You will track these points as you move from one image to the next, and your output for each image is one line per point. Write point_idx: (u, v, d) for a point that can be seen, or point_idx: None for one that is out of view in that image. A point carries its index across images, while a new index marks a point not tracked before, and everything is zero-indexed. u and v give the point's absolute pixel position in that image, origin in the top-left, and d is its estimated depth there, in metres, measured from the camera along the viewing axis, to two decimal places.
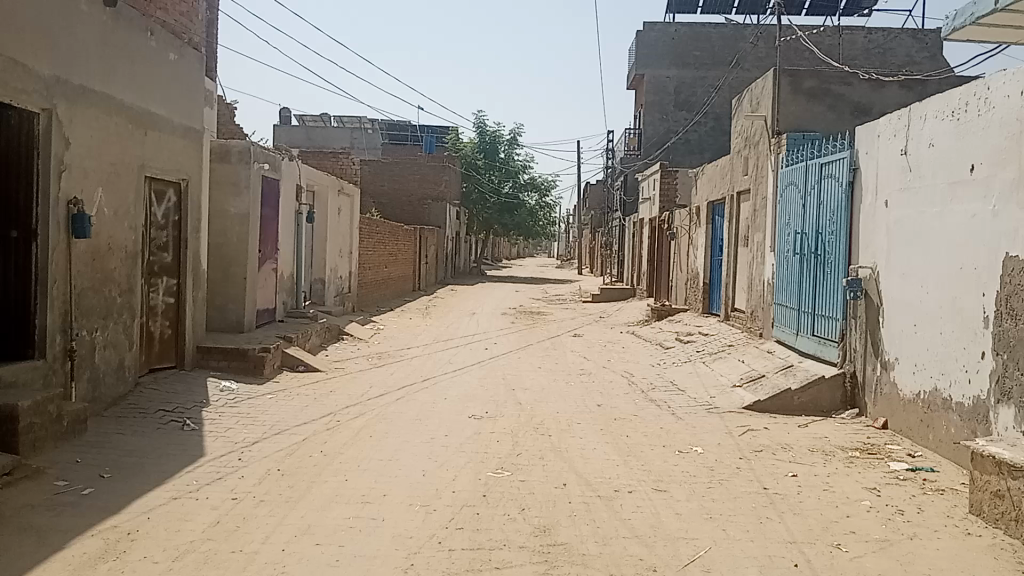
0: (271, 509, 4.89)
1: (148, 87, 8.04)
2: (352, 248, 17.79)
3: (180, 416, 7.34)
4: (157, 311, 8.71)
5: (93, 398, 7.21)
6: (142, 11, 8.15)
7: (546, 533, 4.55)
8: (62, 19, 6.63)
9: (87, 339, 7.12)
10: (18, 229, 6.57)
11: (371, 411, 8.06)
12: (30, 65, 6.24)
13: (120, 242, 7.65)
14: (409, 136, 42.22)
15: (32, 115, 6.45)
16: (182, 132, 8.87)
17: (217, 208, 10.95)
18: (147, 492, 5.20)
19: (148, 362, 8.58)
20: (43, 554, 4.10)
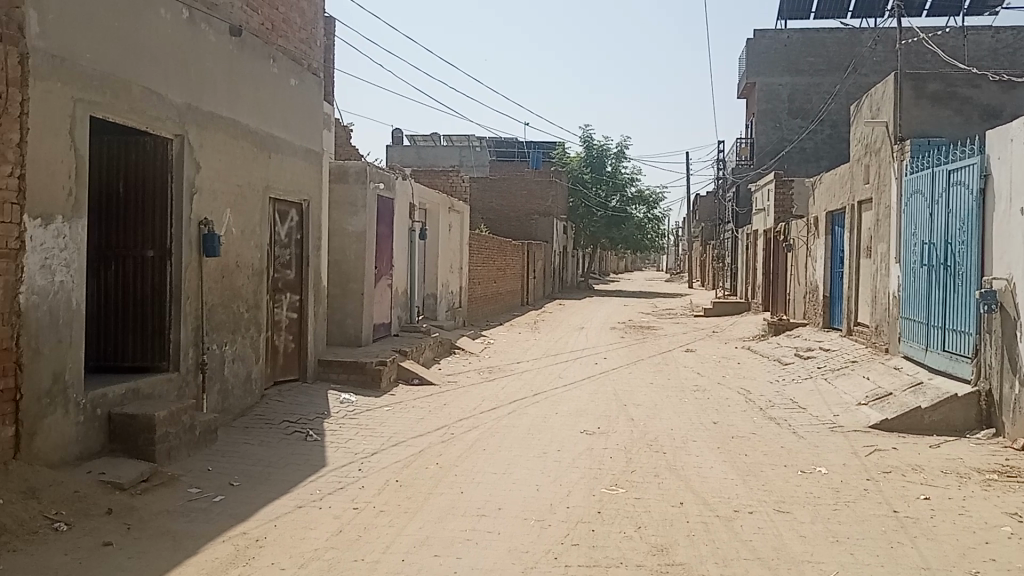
0: (391, 519, 5.00)
1: (271, 113, 8.43)
2: (463, 263, 18.10)
3: (303, 427, 7.61)
4: (281, 325, 9.09)
5: (223, 409, 7.58)
6: (267, 39, 8.53)
7: (664, 553, 4.47)
8: (192, 48, 7.03)
9: (218, 353, 7.49)
10: (153, 249, 6.96)
11: (485, 425, 8.15)
12: (164, 93, 6.64)
13: (247, 260, 8.03)
14: (516, 153, 42.68)
15: (166, 141, 6.85)
16: (303, 154, 9.26)
17: (336, 227, 11.35)
18: (274, 501, 5.41)
19: (273, 374, 8.95)
20: (179, 558, 4.32)
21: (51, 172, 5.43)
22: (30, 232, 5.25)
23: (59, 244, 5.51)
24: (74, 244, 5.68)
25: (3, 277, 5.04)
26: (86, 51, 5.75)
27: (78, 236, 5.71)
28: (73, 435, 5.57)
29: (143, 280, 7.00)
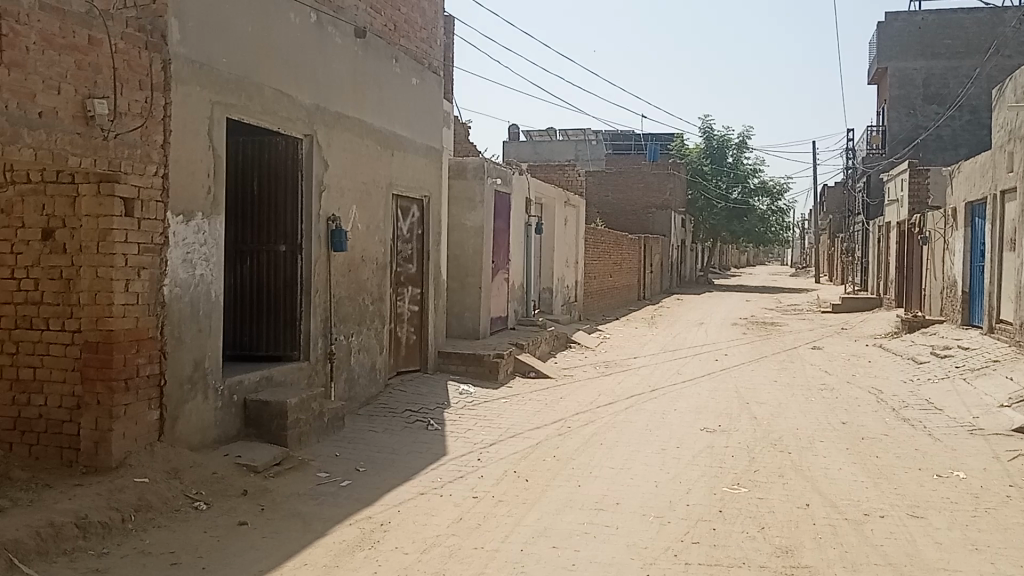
0: (510, 510, 5.07)
1: (393, 112, 8.68)
2: (579, 258, 18.09)
3: (425, 417, 7.80)
4: (403, 317, 9.34)
5: (349, 397, 7.87)
6: (390, 40, 8.77)
7: (788, 555, 4.35)
8: (320, 51, 7.32)
9: (344, 344, 7.78)
10: (285, 244, 7.28)
11: (602, 419, 8.13)
12: (293, 95, 6.94)
13: (372, 254, 8.29)
14: (633, 146, 42.24)
15: (297, 141, 7.16)
16: (424, 151, 9.48)
17: (455, 222, 11.56)
18: (398, 487, 5.58)
19: (396, 365, 9.22)
20: (309, 539, 4.52)
21: (191, 172, 5.77)
22: (173, 228, 5.60)
23: (199, 239, 5.86)
24: (213, 240, 6.02)
25: (149, 270, 5.40)
26: (222, 56, 6.07)
27: (216, 233, 6.05)
28: (212, 420, 5.91)
29: (275, 273, 7.32)
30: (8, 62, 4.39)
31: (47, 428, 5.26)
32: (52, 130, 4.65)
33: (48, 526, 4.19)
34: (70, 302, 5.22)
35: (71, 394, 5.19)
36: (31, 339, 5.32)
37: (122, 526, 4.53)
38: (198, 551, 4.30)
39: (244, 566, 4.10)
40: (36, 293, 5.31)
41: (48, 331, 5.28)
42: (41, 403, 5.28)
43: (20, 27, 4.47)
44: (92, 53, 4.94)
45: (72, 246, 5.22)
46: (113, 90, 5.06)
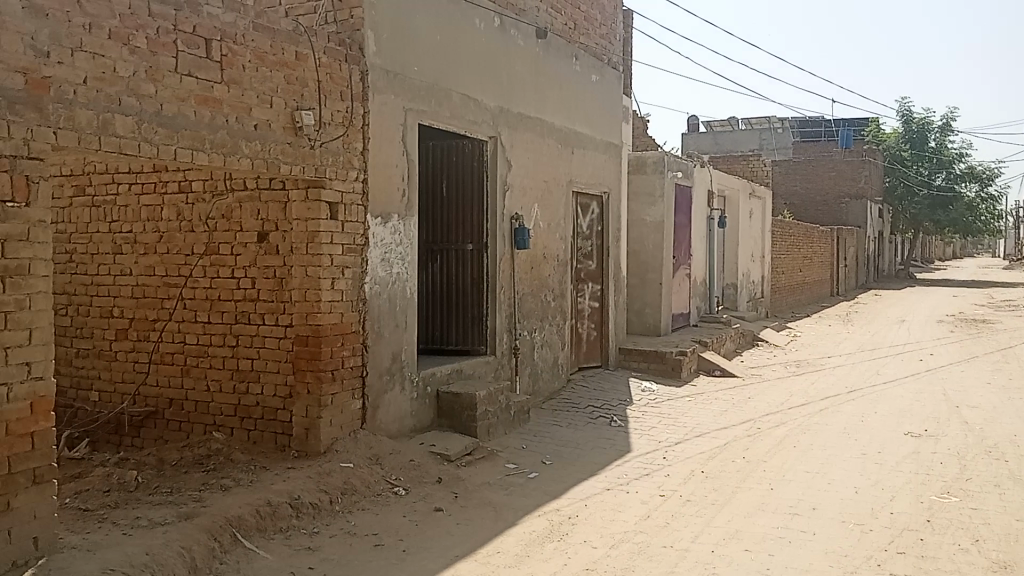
0: (699, 509, 5.00)
1: (574, 110, 8.77)
2: (765, 252, 17.44)
3: (608, 413, 7.84)
4: (584, 313, 9.42)
5: (533, 391, 8.04)
6: (570, 38, 8.86)
7: (1007, 571, 4.02)
8: (504, 54, 7.52)
9: (528, 339, 7.95)
10: (472, 242, 7.53)
11: (793, 421, 7.82)
12: (479, 97, 7.17)
13: (554, 251, 8.42)
14: (822, 133, 40.17)
15: (482, 143, 7.42)
16: (604, 148, 9.51)
17: (635, 217, 11.49)
18: (584, 482, 5.64)
19: (577, 361, 9.32)
20: (500, 528, 4.67)
21: (388, 176, 6.10)
22: (373, 229, 5.95)
23: (396, 239, 6.19)
24: (408, 239, 6.33)
25: (352, 269, 5.78)
26: (414, 64, 6.37)
27: (411, 232, 6.36)
28: (408, 409, 6.23)
29: (463, 271, 7.59)
30: (228, 80, 4.83)
31: (264, 414, 5.75)
32: (265, 140, 5.07)
33: (266, 505, 4.58)
34: (282, 299, 5.67)
35: (285, 384, 5.66)
36: (249, 333, 5.83)
37: (330, 506, 4.88)
38: (398, 534, 4.56)
39: (441, 551, 4.30)
40: (254, 291, 5.81)
41: (264, 326, 5.76)
42: (259, 391, 5.78)
43: (238, 47, 4.90)
44: (299, 68, 5.33)
45: (284, 247, 5.67)
46: (318, 101, 5.44)
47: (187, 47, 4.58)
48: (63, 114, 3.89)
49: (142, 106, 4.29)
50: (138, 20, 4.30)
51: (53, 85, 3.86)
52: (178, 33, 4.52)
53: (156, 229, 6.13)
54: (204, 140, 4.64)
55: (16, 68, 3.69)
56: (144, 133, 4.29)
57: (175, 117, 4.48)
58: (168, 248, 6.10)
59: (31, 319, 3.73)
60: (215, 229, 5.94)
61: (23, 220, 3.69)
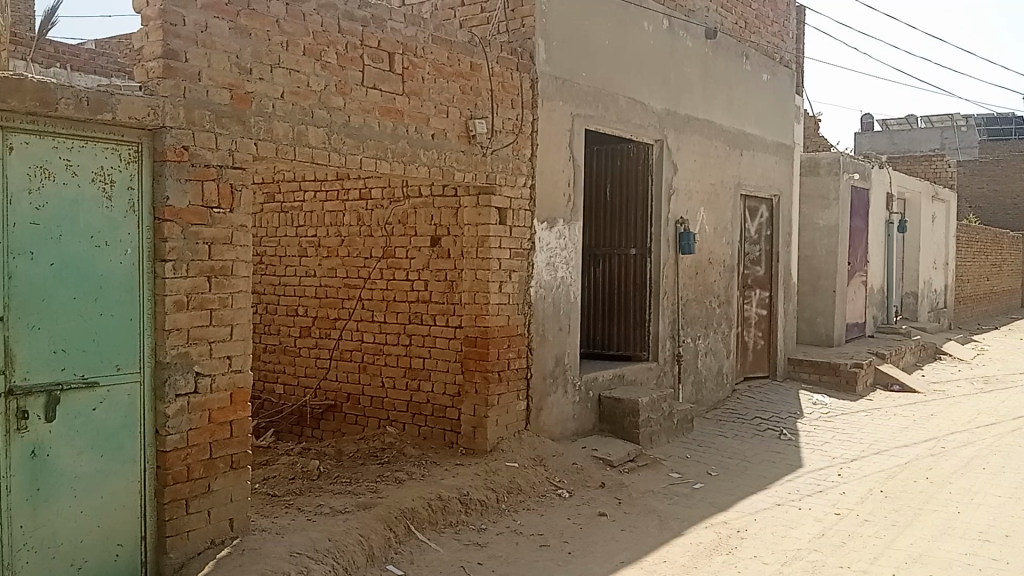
0: (878, 530, 4.75)
1: (742, 110, 8.54)
2: (949, 259, 16.26)
3: (776, 425, 7.57)
4: (751, 321, 9.15)
5: (697, 400, 7.90)
6: (741, 37, 8.64)
7: None
8: (671, 56, 7.44)
9: (692, 346, 7.81)
10: (636, 247, 7.47)
11: (983, 441, 7.26)
12: (646, 101, 7.14)
13: (720, 256, 8.23)
14: (1016, 130, 36.97)
15: (648, 146, 7.37)
16: (774, 149, 9.20)
17: (807, 221, 11.04)
18: (753, 495, 5.48)
19: (743, 370, 9.06)
20: (666, 537, 4.63)
21: (555, 181, 6.18)
22: (540, 234, 6.05)
23: (561, 243, 6.25)
24: (573, 244, 6.38)
25: (519, 273, 5.90)
26: (582, 69, 6.42)
27: (576, 237, 6.41)
28: (571, 413, 6.28)
29: (627, 276, 7.54)
30: (408, 91, 5.05)
31: (435, 411, 5.98)
32: (441, 149, 5.27)
33: (437, 499, 4.76)
34: (453, 301, 5.87)
35: (454, 383, 5.86)
36: (422, 333, 6.07)
37: (497, 504, 5.01)
38: (563, 536, 4.62)
39: (606, 556, 4.32)
40: (427, 293, 6.04)
41: (435, 326, 5.99)
42: (429, 389, 6.01)
43: (418, 59, 5.12)
44: (473, 78, 5.50)
45: (455, 251, 5.86)
46: (490, 110, 5.60)
47: (372, 61, 4.83)
48: (263, 127, 4.21)
49: (331, 118, 4.57)
50: (329, 37, 4.58)
51: (254, 100, 4.18)
52: (364, 48, 4.78)
53: (339, 233, 6.50)
54: (385, 149, 4.88)
55: (223, 85, 4.02)
56: (333, 143, 4.57)
57: (360, 128, 4.75)
58: (349, 252, 6.45)
59: (233, 316, 4.06)
60: (392, 234, 6.23)
61: (227, 225, 4.02)
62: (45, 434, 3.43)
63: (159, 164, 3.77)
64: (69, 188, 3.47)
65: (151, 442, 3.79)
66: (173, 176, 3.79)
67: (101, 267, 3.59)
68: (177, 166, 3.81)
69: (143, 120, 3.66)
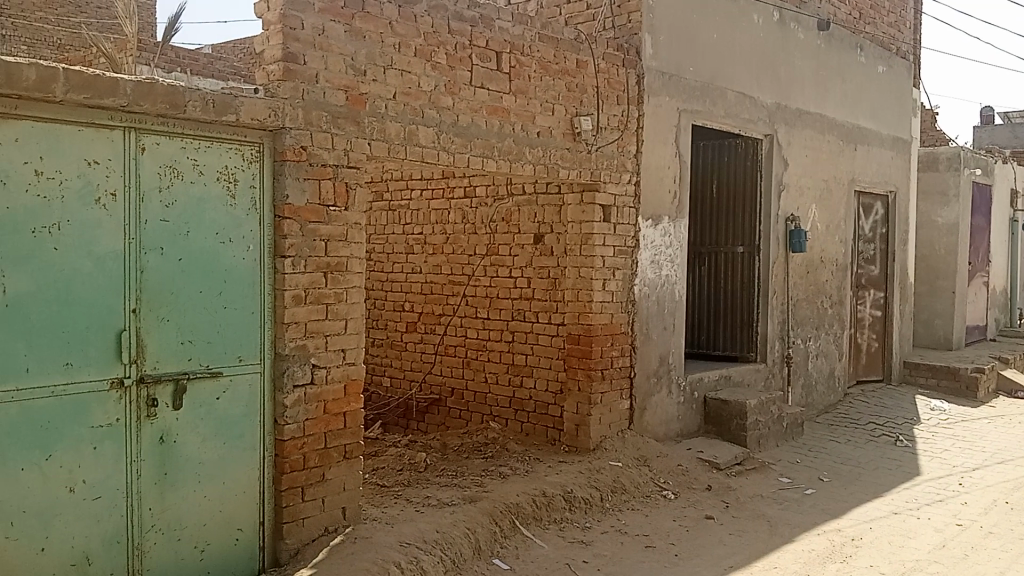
0: (1005, 544, 4.51)
1: (857, 103, 8.23)
2: None
3: (892, 431, 7.27)
4: (864, 323, 8.80)
5: (807, 404, 7.66)
6: (855, 28, 8.33)
7: None
8: (782, 49, 7.24)
9: (802, 347, 7.58)
10: (743, 245, 7.30)
11: None
12: (755, 95, 6.97)
13: (832, 255, 7.96)
14: None
15: (756, 142, 7.19)
16: (890, 144, 8.83)
17: (924, 219, 10.55)
18: (867, 502, 5.29)
19: (855, 373, 8.73)
20: (776, 543, 4.52)
21: (660, 178, 6.11)
22: (644, 232, 5.99)
23: (666, 241, 6.17)
24: (678, 241, 6.29)
25: (623, 271, 5.85)
26: (689, 64, 6.32)
27: (681, 234, 6.32)
28: (676, 413, 6.20)
29: (733, 274, 7.38)
30: (515, 90, 5.08)
31: (537, 408, 6.01)
32: (547, 146, 5.28)
33: (541, 496, 4.77)
34: (556, 298, 5.88)
35: (557, 380, 5.87)
36: (524, 330, 6.10)
37: (601, 503, 5.00)
38: (669, 538, 4.57)
39: (714, 560, 4.25)
40: (529, 290, 6.07)
41: (538, 323, 6.01)
42: (532, 386, 6.04)
43: (525, 57, 5.14)
44: (579, 75, 5.49)
45: (558, 248, 5.86)
46: (596, 106, 5.58)
47: (481, 61, 4.88)
48: (376, 127, 4.31)
49: (440, 118, 4.64)
50: (439, 37, 4.66)
51: (368, 101, 4.28)
52: (472, 48, 4.84)
53: (444, 230, 6.58)
54: (492, 147, 4.93)
55: (339, 86, 4.14)
56: (442, 142, 4.64)
57: (469, 127, 4.81)
58: (453, 249, 6.53)
59: (347, 310, 4.18)
60: (496, 232, 6.28)
61: (342, 222, 4.14)
62: (173, 421, 3.61)
63: (279, 163, 3.91)
64: (195, 186, 3.64)
65: (269, 431, 3.95)
66: (292, 175, 3.93)
67: (225, 263, 3.76)
68: (296, 166, 3.94)
69: (264, 121, 3.81)
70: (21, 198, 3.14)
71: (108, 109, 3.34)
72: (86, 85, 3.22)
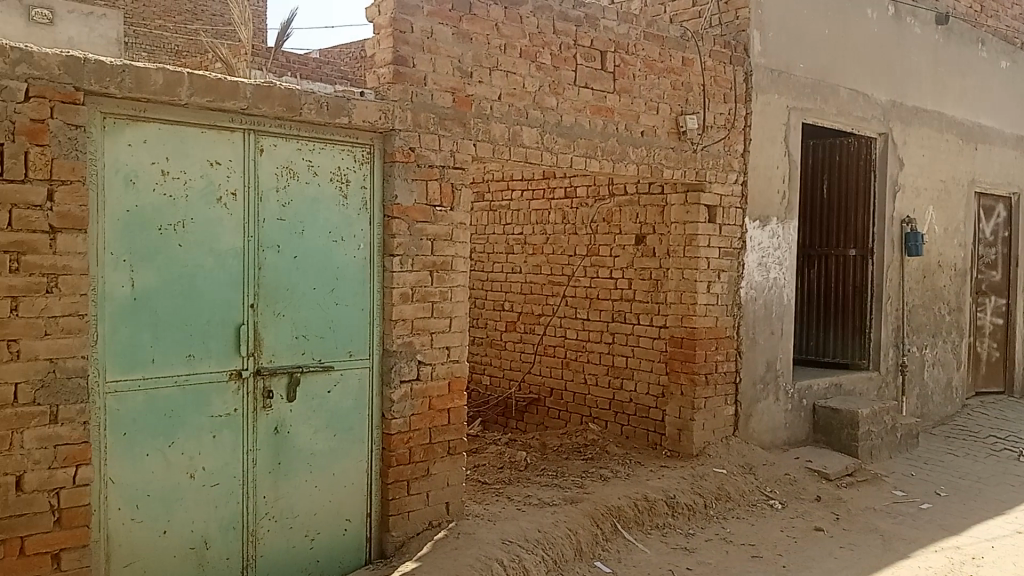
0: None
1: (978, 100, 7.83)
2: None
3: (1015, 446, 6.88)
4: (985, 331, 8.35)
5: (922, 414, 7.32)
6: (977, 21, 7.93)
7: None
8: (898, 44, 6.95)
9: (918, 355, 7.25)
10: (855, 247, 7.04)
11: None
12: (869, 92, 6.71)
13: (951, 259, 7.59)
14: None
15: (870, 140, 6.93)
16: (1015, 142, 8.36)
17: None
18: (989, 519, 5.02)
19: (974, 384, 8.29)
20: (890, 558, 4.34)
21: (769, 178, 5.95)
22: (751, 233, 5.84)
23: (774, 243, 6.00)
24: (787, 243, 6.11)
25: (728, 273, 5.72)
26: (799, 61, 6.14)
27: (790, 236, 6.13)
28: (783, 421, 6.03)
29: (844, 278, 7.12)
30: (620, 89, 5.04)
31: (638, 411, 5.95)
32: (652, 146, 5.21)
33: (643, 500, 4.72)
34: (658, 300, 5.80)
35: (658, 383, 5.79)
36: (625, 331, 6.04)
37: (705, 510, 4.91)
38: (776, 548, 4.44)
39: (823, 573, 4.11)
40: (631, 291, 6.00)
41: (640, 325, 5.94)
42: (632, 388, 5.98)
43: (630, 56, 5.09)
44: (685, 73, 5.40)
45: (661, 249, 5.78)
46: (702, 105, 5.48)
47: (586, 60, 4.86)
48: (482, 128, 4.34)
49: (545, 118, 4.64)
50: (545, 38, 4.66)
51: (474, 102, 4.32)
52: (578, 47, 4.82)
53: (544, 231, 6.59)
54: (596, 147, 4.89)
55: (447, 88, 4.20)
56: (547, 142, 4.64)
57: (573, 127, 4.79)
58: (553, 249, 6.52)
59: (452, 308, 4.23)
60: (597, 232, 6.23)
61: (448, 222, 4.19)
62: (286, 413, 3.73)
63: (389, 164, 3.99)
64: (310, 187, 3.75)
65: (376, 426, 4.03)
66: (401, 175, 3.99)
67: (337, 261, 3.86)
68: (405, 166, 4.01)
69: (375, 123, 3.89)
70: (149, 197, 3.28)
71: (229, 111, 3.47)
72: (209, 89, 3.35)
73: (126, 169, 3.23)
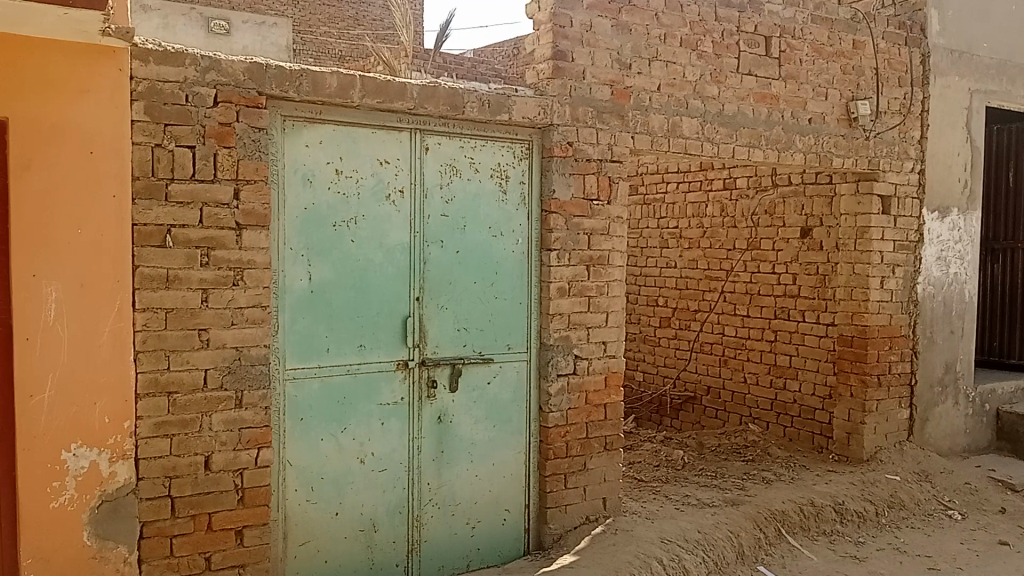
0: None
1: None
2: None
3: None
4: None
5: None
6: None
7: None
8: None
9: None
10: None
11: None
12: None
13: None
14: None
15: None
16: None
17: None
18: None
19: None
20: None
21: (949, 166, 5.56)
22: (929, 225, 5.48)
23: (954, 235, 5.60)
24: (968, 236, 5.69)
25: (904, 268, 5.39)
26: (983, 39, 5.70)
27: (973, 228, 5.71)
28: (962, 426, 5.63)
29: None
30: (785, 76, 4.84)
31: (802, 412, 5.71)
32: (819, 134, 4.98)
33: (809, 505, 4.53)
34: (826, 297, 5.54)
35: (825, 384, 5.53)
36: (789, 329, 5.81)
37: (876, 519, 4.67)
38: (957, 562, 4.16)
39: None
40: (795, 287, 5.76)
41: (805, 323, 5.70)
42: (796, 389, 5.75)
43: (796, 40, 4.87)
44: (856, 56, 5.11)
45: (829, 243, 5.52)
46: (874, 90, 5.17)
47: (749, 47, 4.70)
48: (641, 120, 4.28)
49: (705, 108, 4.53)
50: (706, 25, 4.54)
51: (633, 94, 4.27)
52: (740, 34, 4.66)
53: (701, 224, 6.44)
54: (760, 136, 4.72)
55: (605, 81, 4.17)
56: (708, 133, 4.53)
57: (735, 116, 4.65)
58: (710, 243, 6.36)
59: (609, 303, 4.20)
60: (758, 225, 6.02)
61: (606, 216, 4.16)
62: (449, 403, 3.82)
63: (547, 159, 4.01)
64: (472, 183, 3.82)
65: (535, 418, 4.07)
66: (559, 170, 4.00)
67: (498, 255, 3.92)
68: (563, 161, 4.01)
69: (534, 119, 3.92)
70: (325, 194, 3.44)
71: (397, 111, 3.59)
72: (379, 90, 3.48)
73: (304, 168, 3.40)
